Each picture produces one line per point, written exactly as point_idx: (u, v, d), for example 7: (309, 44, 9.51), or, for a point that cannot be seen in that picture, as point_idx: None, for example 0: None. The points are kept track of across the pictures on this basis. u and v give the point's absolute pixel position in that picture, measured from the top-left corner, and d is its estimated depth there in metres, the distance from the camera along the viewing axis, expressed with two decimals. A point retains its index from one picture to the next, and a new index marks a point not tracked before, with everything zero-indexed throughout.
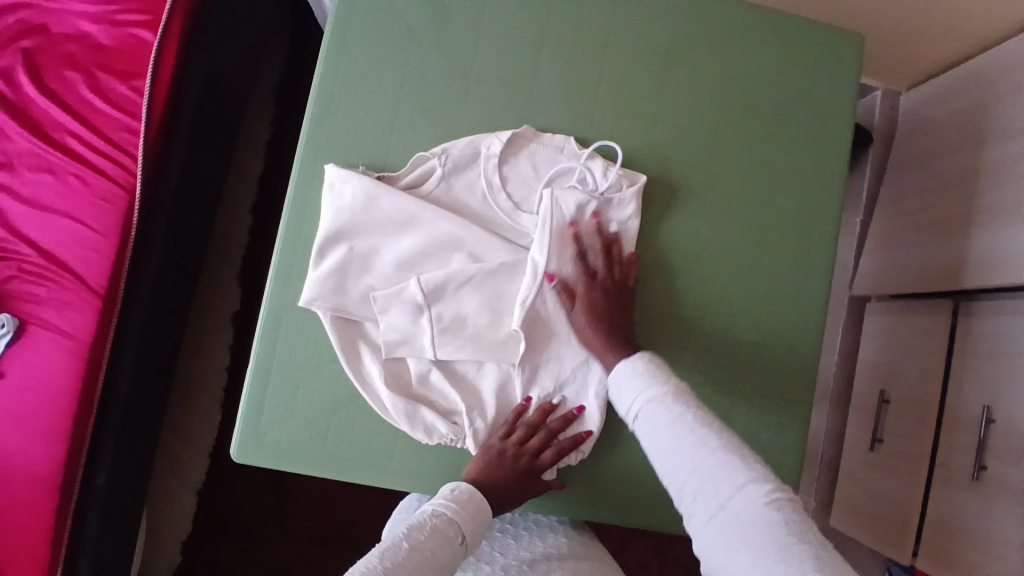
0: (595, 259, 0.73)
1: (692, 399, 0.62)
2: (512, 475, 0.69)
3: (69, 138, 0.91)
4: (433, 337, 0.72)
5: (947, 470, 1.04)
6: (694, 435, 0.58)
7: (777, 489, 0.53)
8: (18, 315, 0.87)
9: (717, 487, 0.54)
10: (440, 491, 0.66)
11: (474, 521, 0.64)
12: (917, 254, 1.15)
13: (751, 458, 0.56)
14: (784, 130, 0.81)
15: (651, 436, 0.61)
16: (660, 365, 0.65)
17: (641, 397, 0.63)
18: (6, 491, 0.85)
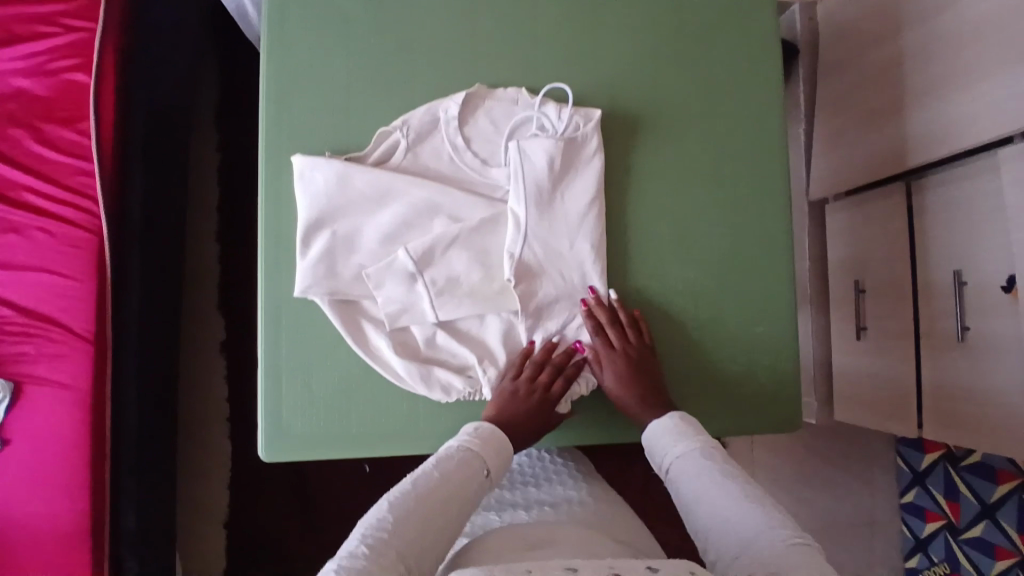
0: (627, 327, 0.76)
1: (722, 456, 0.66)
2: (529, 412, 0.72)
3: (26, 194, 0.90)
4: (432, 300, 0.74)
5: (933, 339, 1.10)
6: (721, 486, 0.61)
7: (799, 537, 0.54)
8: (12, 378, 0.87)
9: (741, 525, 0.56)
10: (464, 428, 0.69)
11: (498, 456, 0.67)
12: (861, 145, 1.20)
13: (773, 505, 0.58)
14: (717, 42, 0.84)
15: (681, 485, 0.64)
16: (694, 426, 0.70)
17: (673, 451, 0.67)
18: (38, 553, 0.86)
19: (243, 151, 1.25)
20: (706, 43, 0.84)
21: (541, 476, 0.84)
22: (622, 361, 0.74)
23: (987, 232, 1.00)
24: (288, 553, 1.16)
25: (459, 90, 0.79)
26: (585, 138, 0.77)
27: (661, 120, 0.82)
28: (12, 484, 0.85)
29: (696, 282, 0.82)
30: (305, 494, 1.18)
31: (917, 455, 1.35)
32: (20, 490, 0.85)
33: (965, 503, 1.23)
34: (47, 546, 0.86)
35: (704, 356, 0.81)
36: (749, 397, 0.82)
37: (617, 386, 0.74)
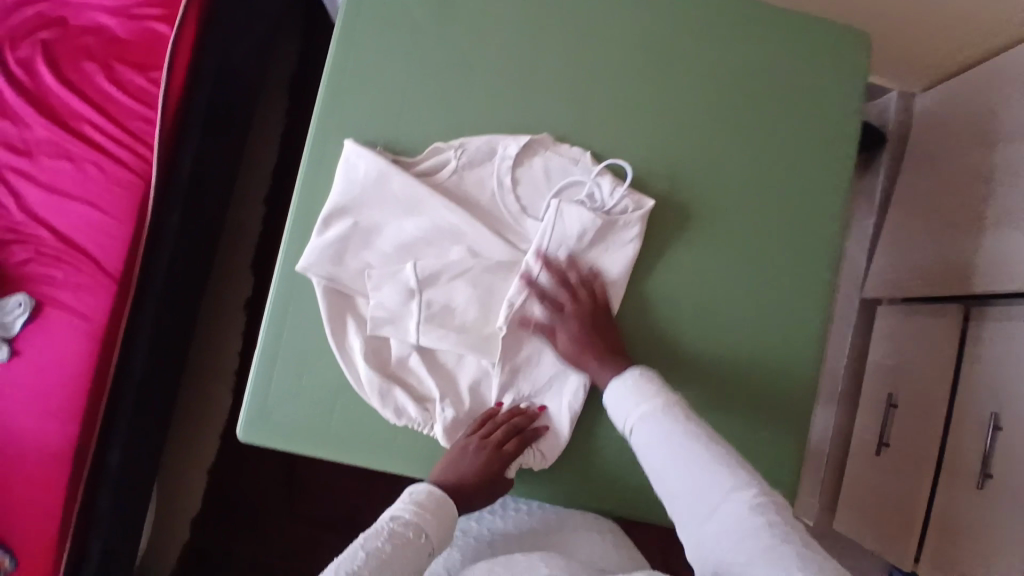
0: (585, 279, 0.74)
1: (684, 413, 0.64)
2: (478, 471, 0.70)
3: (86, 126, 0.93)
4: (420, 321, 0.74)
5: (952, 476, 1.02)
6: (683, 446, 0.60)
7: (762, 493, 0.56)
8: (36, 296, 0.91)
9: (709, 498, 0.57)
10: (401, 494, 0.67)
11: (439, 524, 0.65)
12: (930, 254, 1.13)
13: (741, 469, 0.58)
14: (792, 126, 0.78)
15: (643, 449, 0.64)
16: (653, 379, 0.67)
17: (634, 413, 0.65)
18: (22, 463, 0.90)
19: (304, 119, 1.26)
20: (783, 119, 0.78)
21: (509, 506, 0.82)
22: (583, 328, 0.72)
23: None
24: (263, 515, 1.19)
25: (514, 120, 0.77)
26: (628, 223, 0.74)
27: (715, 189, 0.77)
28: (15, 396, 0.90)
29: (711, 366, 0.77)
30: (290, 464, 1.20)
31: None
32: (22, 401, 0.90)
33: None
34: (30, 461, 0.90)
35: None
36: None
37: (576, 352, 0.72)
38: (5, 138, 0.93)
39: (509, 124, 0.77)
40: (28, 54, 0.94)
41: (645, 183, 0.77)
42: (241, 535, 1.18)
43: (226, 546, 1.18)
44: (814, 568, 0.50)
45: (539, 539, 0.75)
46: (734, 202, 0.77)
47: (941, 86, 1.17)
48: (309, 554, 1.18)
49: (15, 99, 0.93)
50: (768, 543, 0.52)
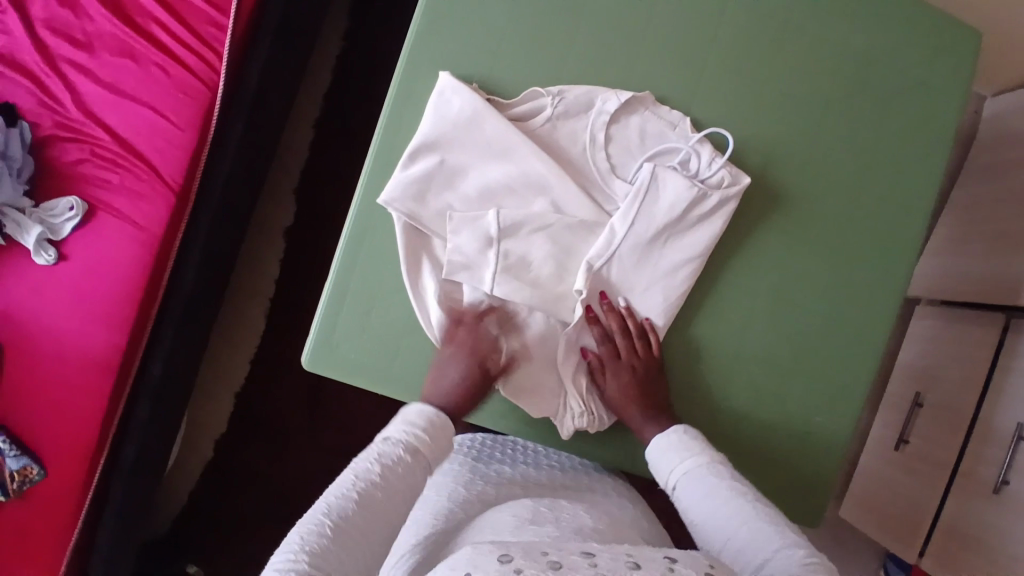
0: (637, 340, 0.72)
1: (729, 472, 0.63)
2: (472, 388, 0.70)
3: (153, 25, 0.91)
4: (497, 271, 0.71)
5: (968, 480, 1.04)
6: (731, 506, 0.59)
7: (811, 556, 0.53)
8: (87, 200, 0.89)
9: (754, 550, 0.55)
10: (401, 414, 0.63)
11: (436, 443, 0.63)
12: (981, 262, 1.13)
13: (786, 526, 0.57)
14: (894, 114, 0.76)
15: (686, 505, 0.62)
16: (702, 438, 0.67)
17: (679, 468, 0.64)
18: (61, 368, 0.89)
19: (363, 46, 1.21)
20: (887, 106, 0.76)
21: (541, 461, 0.78)
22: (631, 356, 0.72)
23: None
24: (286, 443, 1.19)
25: (616, 73, 0.74)
26: (724, 198, 0.72)
27: (809, 170, 0.76)
28: (58, 299, 0.89)
29: (778, 348, 0.77)
30: (317, 396, 1.20)
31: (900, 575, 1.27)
32: (67, 306, 0.88)
33: None
34: (71, 366, 0.89)
35: (759, 424, 0.77)
36: (786, 480, 0.78)
37: (622, 371, 0.71)
38: (65, 28, 0.91)
39: (610, 78, 0.74)
40: None
41: (738, 156, 0.75)
42: (264, 459, 1.19)
43: (249, 468, 1.19)
44: None
45: (573, 487, 0.73)
46: (826, 186, 0.76)
47: (1016, 92, 1.15)
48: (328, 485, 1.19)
49: None
50: None
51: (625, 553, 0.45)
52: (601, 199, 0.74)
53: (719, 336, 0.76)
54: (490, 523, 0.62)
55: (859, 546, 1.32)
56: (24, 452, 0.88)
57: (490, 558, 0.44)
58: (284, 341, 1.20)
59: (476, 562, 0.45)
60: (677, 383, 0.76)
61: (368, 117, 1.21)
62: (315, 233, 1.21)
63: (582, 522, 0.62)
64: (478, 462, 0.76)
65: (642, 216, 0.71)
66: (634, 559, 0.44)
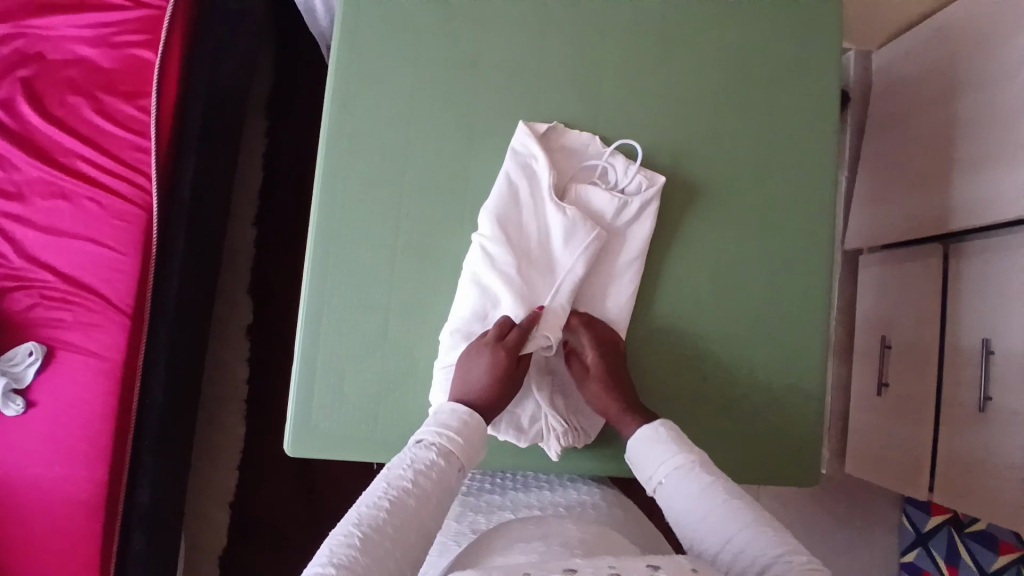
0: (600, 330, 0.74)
1: (721, 474, 0.61)
2: (495, 381, 0.67)
3: (79, 162, 0.94)
4: (473, 317, 0.72)
5: (954, 406, 1.08)
6: (725, 506, 0.57)
7: (810, 559, 0.51)
8: (45, 342, 0.89)
9: (751, 555, 0.52)
10: (441, 417, 0.63)
11: (470, 439, 0.63)
12: (906, 203, 1.19)
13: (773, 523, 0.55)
14: (779, 90, 0.83)
15: (678, 505, 0.60)
16: (683, 438, 0.66)
17: (671, 467, 0.63)
18: (48, 517, 0.87)
19: (286, 138, 1.25)
20: (771, 85, 0.82)
21: (531, 483, 0.80)
22: (603, 361, 0.73)
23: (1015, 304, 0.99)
24: (290, 540, 1.17)
25: (521, 109, 0.78)
26: (645, 200, 0.76)
27: (717, 157, 0.81)
28: (32, 446, 0.88)
29: (732, 326, 0.80)
30: (313, 484, 1.19)
31: (923, 515, 1.29)
32: (42, 452, 0.88)
33: (963, 570, 1.19)
34: (56, 512, 0.87)
35: (733, 402, 0.80)
36: (773, 448, 0.80)
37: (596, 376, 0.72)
38: None
39: (517, 113, 0.78)
40: (10, 93, 0.94)
41: (650, 159, 0.80)
42: (271, 562, 1.17)
43: (258, 575, 1.16)
44: None
45: (564, 501, 0.75)
46: (736, 167, 0.81)
47: (896, 42, 1.23)
48: None
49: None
50: None
51: (608, 565, 0.45)
52: (556, 221, 0.74)
53: (673, 329, 0.79)
54: (478, 546, 0.63)
55: (871, 500, 1.33)
56: None
57: None
58: (270, 438, 1.20)
59: None
60: (646, 382, 0.79)
61: (304, 203, 1.24)
62: (278, 324, 1.22)
63: (568, 534, 0.63)
64: (468, 495, 0.78)
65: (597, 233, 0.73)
66: (617, 569, 0.44)
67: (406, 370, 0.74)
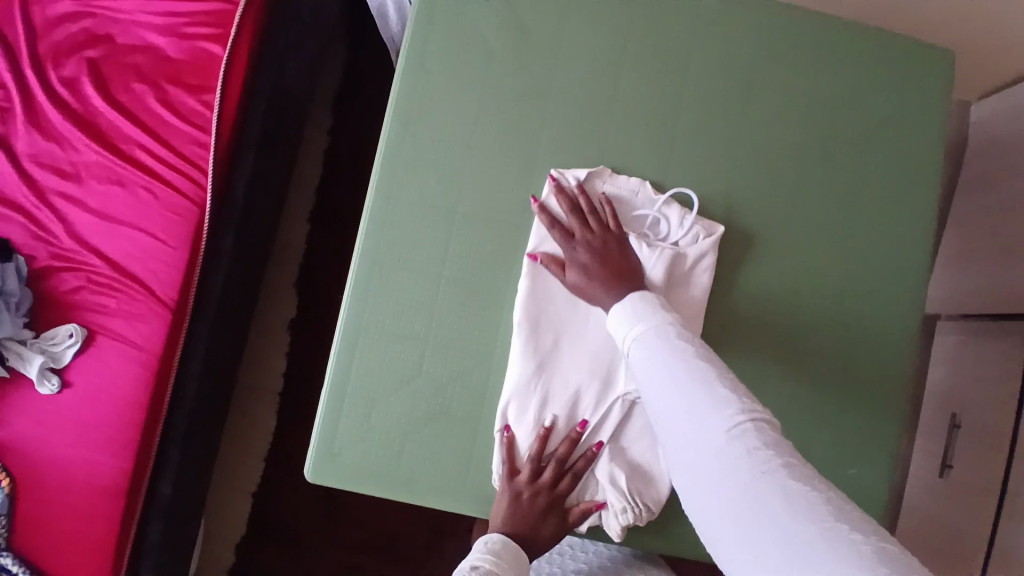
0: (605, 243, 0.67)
1: (674, 331, 0.55)
2: (529, 518, 0.66)
3: (137, 149, 0.93)
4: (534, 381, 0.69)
5: (1015, 501, 0.97)
6: (667, 368, 0.52)
7: (744, 413, 0.47)
8: (85, 325, 0.90)
9: (683, 418, 0.49)
10: (474, 544, 0.64)
11: (514, 570, 0.63)
12: (993, 275, 1.10)
13: (731, 379, 0.50)
14: (876, 150, 0.76)
15: (635, 373, 0.56)
16: (659, 302, 0.59)
17: (627, 336, 0.58)
18: (70, 499, 0.88)
19: (347, 136, 1.23)
20: (869, 144, 0.75)
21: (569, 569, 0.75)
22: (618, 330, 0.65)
23: None
24: (307, 540, 1.17)
25: (591, 143, 0.74)
26: (700, 251, 0.70)
27: (800, 217, 0.74)
28: (63, 426, 0.89)
29: (798, 401, 0.73)
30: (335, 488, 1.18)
31: None
32: (71, 433, 0.88)
33: None
34: (80, 495, 0.88)
35: None
36: None
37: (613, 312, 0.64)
38: (54, 161, 0.94)
39: (585, 152, 0.73)
40: (76, 73, 0.95)
41: (724, 212, 0.74)
42: (286, 559, 1.16)
43: (271, 571, 1.16)
44: (786, 496, 0.42)
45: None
46: (818, 231, 0.74)
47: (998, 98, 1.13)
48: None
49: (63, 122, 0.94)
50: (735, 468, 0.44)
51: None
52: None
53: None
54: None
55: None
56: None
57: None
58: (297, 438, 1.19)
59: None
60: None
61: (357, 206, 1.22)
62: (317, 325, 1.21)
63: None
64: None
65: (659, 253, 0.69)
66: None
67: (439, 410, 0.71)
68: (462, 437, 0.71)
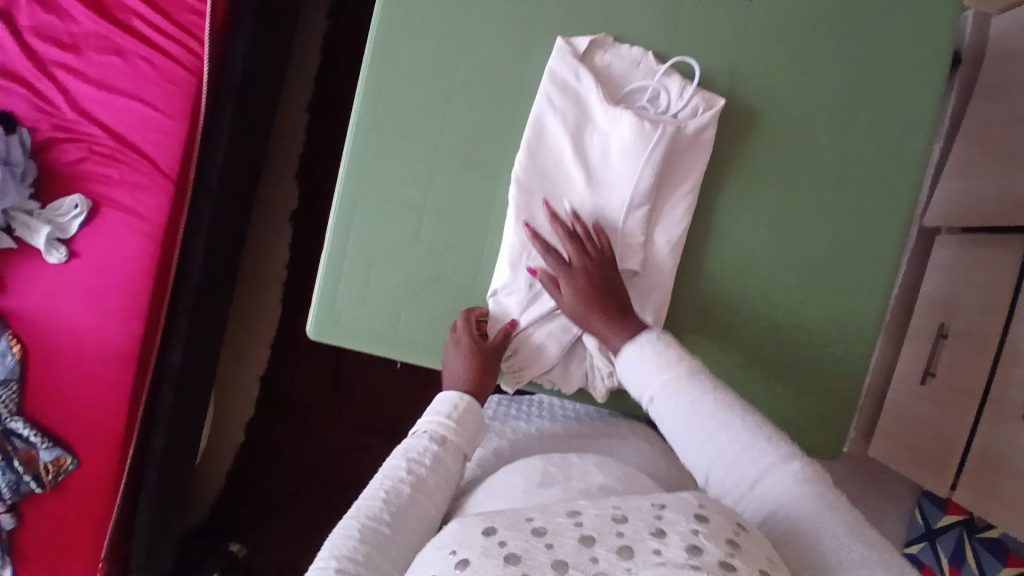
0: (587, 241, 0.68)
1: (708, 379, 0.59)
2: (475, 368, 0.67)
3: (136, 20, 0.92)
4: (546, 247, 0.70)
5: (1001, 404, 1.01)
6: (717, 420, 0.56)
7: (801, 464, 0.54)
8: (90, 197, 0.91)
9: (747, 468, 0.54)
10: (431, 404, 0.64)
11: (470, 433, 0.63)
12: (996, 184, 1.08)
13: (770, 428, 0.56)
14: (885, 27, 0.74)
15: (668, 422, 0.58)
16: (677, 345, 0.62)
17: (656, 382, 0.60)
18: (84, 363, 0.92)
19: (348, 21, 1.20)
20: (878, 21, 0.74)
21: (557, 411, 0.78)
22: (577, 293, 0.67)
23: None
24: (309, 420, 1.22)
25: (595, 11, 0.72)
26: (701, 124, 0.70)
27: (802, 95, 0.73)
28: (71, 295, 0.91)
29: (787, 280, 0.75)
30: (336, 373, 1.22)
31: (938, 512, 1.24)
32: (79, 301, 0.91)
33: None
34: (92, 360, 0.92)
35: (769, 362, 0.75)
36: (807, 411, 0.76)
37: (576, 309, 0.67)
38: (52, 32, 0.92)
39: (588, 20, 0.72)
40: None
41: (726, 90, 0.73)
42: (291, 437, 1.22)
43: (278, 447, 1.22)
44: (859, 533, 0.50)
45: (590, 433, 0.72)
46: (820, 111, 0.74)
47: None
48: (356, 457, 1.21)
49: None
50: (813, 509, 0.51)
51: (612, 506, 0.43)
52: (620, 134, 0.69)
53: (724, 275, 0.74)
54: (501, 489, 0.58)
55: (893, 486, 1.30)
56: (55, 443, 0.91)
57: (476, 530, 0.42)
58: (298, 325, 1.22)
59: (461, 536, 0.43)
60: (680, 322, 0.74)
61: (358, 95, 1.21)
62: (318, 215, 1.22)
63: (590, 482, 0.56)
64: (493, 419, 0.77)
65: (663, 131, 0.68)
66: (621, 511, 0.42)
67: (434, 275, 0.73)
68: (457, 303, 0.73)
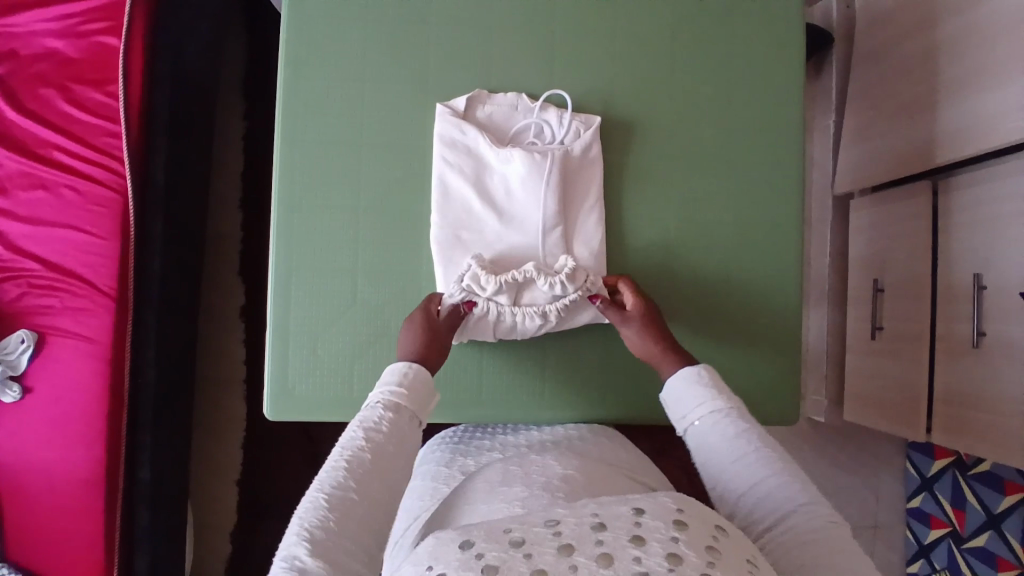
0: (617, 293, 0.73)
1: (746, 418, 0.54)
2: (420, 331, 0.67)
3: (56, 152, 0.96)
4: None
5: (948, 342, 1.05)
6: (754, 452, 0.51)
7: (830, 512, 0.47)
8: (36, 329, 0.93)
9: (776, 500, 0.48)
10: (382, 376, 0.57)
11: (426, 400, 0.57)
12: (892, 142, 1.16)
13: (802, 474, 0.50)
14: (740, 22, 0.81)
15: (703, 448, 0.54)
16: (722, 382, 0.58)
17: (696, 411, 0.56)
18: (54, 496, 0.91)
19: (265, 118, 1.26)
20: (733, 19, 0.80)
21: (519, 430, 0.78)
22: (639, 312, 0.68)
23: (1007, 237, 0.96)
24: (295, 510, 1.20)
25: (477, 62, 0.78)
26: (585, 143, 0.76)
27: (680, 98, 0.80)
28: (32, 430, 0.91)
29: (705, 268, 0.79)
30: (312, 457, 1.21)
31: (925, 459, 1.26)
32: (40, 434, 0.91)
33: (970, 513, 1.15)
34: (62, 492, 0.91)
35: (709, 342, 0.79)
36: (754, 386, 0.79)
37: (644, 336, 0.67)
38: None
39: (472, 68, 0.78)
40: None
41: (609, 107, 0.79)
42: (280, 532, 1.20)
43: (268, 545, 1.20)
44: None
45: (551, 439, 0.73)
46: (699, 107, 0.80)
47: None
48: None
49: None
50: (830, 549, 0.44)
51: (589, 512, 0.39)
52: (515, 171, 0.75)
53: (647, 273, 0.78)
54: (466, 492, 0.62)
55: (878, 447, 1.31)
56: None
57: (453, 545, 0.39)
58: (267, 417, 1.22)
59: (439, 553, 0.39)
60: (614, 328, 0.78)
61: None
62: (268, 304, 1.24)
63: (550, 474, 0.60)
64: (457, 442, 0.75)
65: (551, 158, 0.74)
66: (599, 518, 0.38)
67: (377, 329, 0.75)
68: None
